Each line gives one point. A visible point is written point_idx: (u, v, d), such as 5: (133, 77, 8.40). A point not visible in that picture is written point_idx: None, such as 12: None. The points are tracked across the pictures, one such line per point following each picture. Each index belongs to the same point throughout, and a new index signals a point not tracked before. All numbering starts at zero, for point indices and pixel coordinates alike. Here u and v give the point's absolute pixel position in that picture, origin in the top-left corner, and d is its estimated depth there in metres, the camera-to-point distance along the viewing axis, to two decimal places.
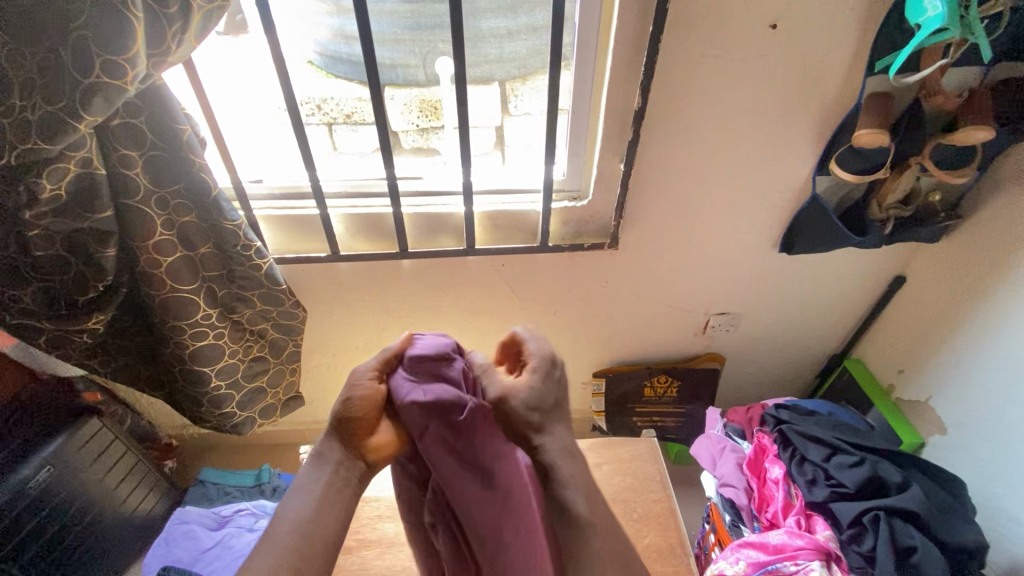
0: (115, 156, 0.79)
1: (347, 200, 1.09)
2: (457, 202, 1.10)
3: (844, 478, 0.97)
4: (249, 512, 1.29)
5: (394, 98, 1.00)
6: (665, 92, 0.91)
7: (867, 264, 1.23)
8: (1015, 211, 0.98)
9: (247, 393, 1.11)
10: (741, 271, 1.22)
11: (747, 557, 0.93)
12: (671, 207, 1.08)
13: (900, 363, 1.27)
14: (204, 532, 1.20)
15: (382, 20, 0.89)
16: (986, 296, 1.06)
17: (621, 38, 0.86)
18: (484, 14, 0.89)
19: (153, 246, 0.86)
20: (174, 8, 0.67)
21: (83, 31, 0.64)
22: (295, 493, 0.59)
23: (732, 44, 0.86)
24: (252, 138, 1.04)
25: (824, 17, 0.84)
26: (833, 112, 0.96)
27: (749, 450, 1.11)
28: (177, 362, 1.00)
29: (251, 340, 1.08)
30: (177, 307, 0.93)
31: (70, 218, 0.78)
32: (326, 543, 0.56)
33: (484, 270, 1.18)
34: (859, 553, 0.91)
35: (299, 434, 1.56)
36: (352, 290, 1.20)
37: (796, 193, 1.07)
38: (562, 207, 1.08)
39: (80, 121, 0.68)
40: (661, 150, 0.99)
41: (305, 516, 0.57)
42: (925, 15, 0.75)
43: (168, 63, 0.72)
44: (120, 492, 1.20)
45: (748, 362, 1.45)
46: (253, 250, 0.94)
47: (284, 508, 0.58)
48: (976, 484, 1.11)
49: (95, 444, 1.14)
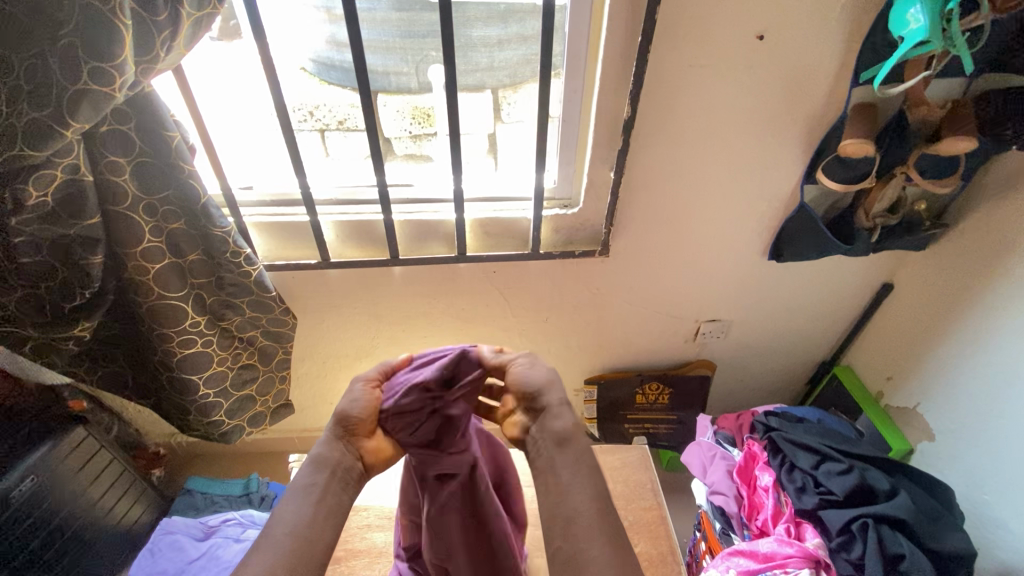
0: (103, 163, 0.78)
1: (338, 207, 1.08)
2: (448, 209, 1.10)
3: (832, 485, 0.97)
4: (236, 521, 1.25)
5: (386, 105, 0.99)
6: (655, 102, 0.92)
7: (855, 272, 1.24)
8: (999, 221, 1.00)
9: (236, 401, 1.10)
10: (731, 278, 1.23)
11: (737, 566, 0.93)
12: (661, 216, 1.09)
13: (888, 370, 1.28)
14: (190, 542, 1.18)
15: (374, 28, 0.90)
16: (972, 304, 1.07)
17: (610, 49, 0.87)
18: (475, 22, 0.90)
19: (141, 253, 0.86)
20: (163, 15, 0.67)
21: (71, 37, 0.63)
22: (293, 494, 0.63)
23: (720, 55, 0.87)
24: (243, 144, 1.03)
25: (810, 28, 0.85)
26: (820, 122, 0.97)
27: (740, 458, 1.12)
28: (164, 370, 1.00)
29: (240, 347, 1.07)
30: (163, 314, 0.92)
31: (56, 224, 0.78)
32: (325, 544, 0.61)
33: (475, 277, 1.17)
34: (847, 561, 0.90)
35: (289, 442, 1.54)
36: (343, 297, 1.19)
37: (784, 202, 1.08)
38: (553, 214, 1.09)
39: (67, 128, 0.68)
40: (651, 158, 0.99)
41: (298, 516, 0.61)
42: (907, 28, 0.77)
43: (157, 70, 0.71)
44: (105, 503, 1.18)
45: (739, 369, 1.45)
46: (242, 258, 0.94)
47: (283, 508, 0.62)
48: (964, 491, 1.12)
49: (82, 454, 1.11)
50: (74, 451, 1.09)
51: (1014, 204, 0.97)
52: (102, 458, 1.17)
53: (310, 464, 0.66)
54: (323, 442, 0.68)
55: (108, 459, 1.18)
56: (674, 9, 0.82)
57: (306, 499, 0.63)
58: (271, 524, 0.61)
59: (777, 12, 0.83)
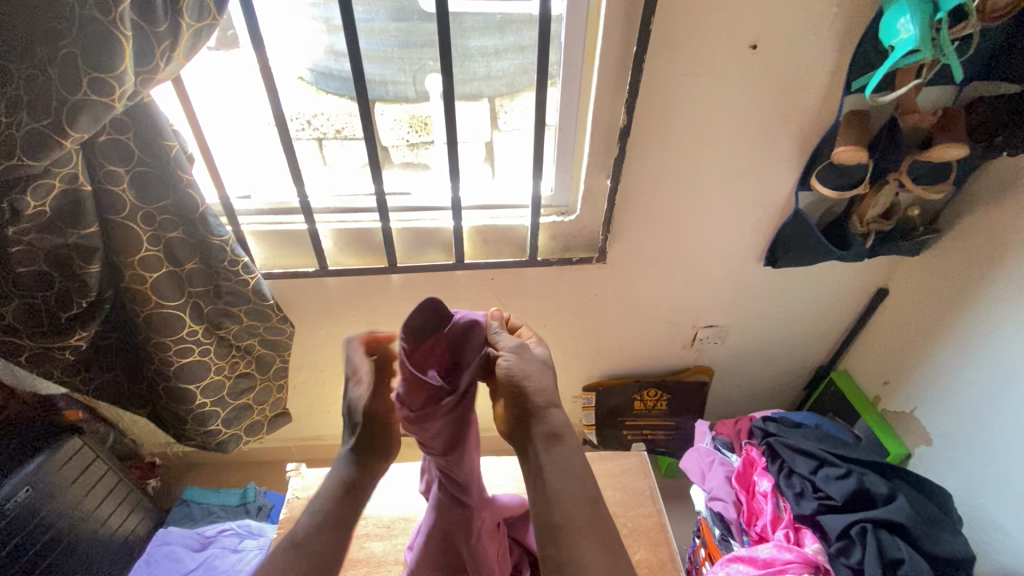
0: (101, 172, 0.79)
1: (337, 215, 1.09)
2: (446, 217, 1.10)
3: (831, 491, 0.97)
4: (233, 532, 1.25)
5: (383, 114, 1.00)
6: (649, 110, 0.92)
7: (851, 278, 1.25)
8: (990, 225, 1.01)
9: (233, 411, 1.10)
10: (728, 284, 1.23)
11: (737, 572, 0.92)
12: (657, 223, 1.09)
13: (885, 375, 1.29)
14: (186, 553, 1.17)
15: (371, 39, 0.91)
16: (966, 308, 1.08)
17: (605, 58, 0.87)
18: (472, 32, 0.91)
19: (139, 261, 0.86)
20: (163, 26, 0.67)
21: (71, 48, 0.64)
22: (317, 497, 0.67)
23: (715, 64, 0.88)
24: (242, 154, 1.04)
25: (803, 36, 0.87)
26: (813, 129, 0.98)
27: (738, 463, 1.10)
28: (161, 379, 0.99)
29: (238, 356, 1.06)
30: (161, 324, 0.92)
31: (53, 234, 0.78)
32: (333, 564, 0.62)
33: (474, 282, 1.17)
34: (848, 566, 0.91)
35: (287, 451, 1.53)
36: (340, 304, 1.19)
37: (779, 208, 1.09)
38: (549, 222, 1.09)
39: (65, 138, 0.68)
40: (646, 168, 1.00)
41: (319, 525, 0.64)
42: (898, 37, 0.78)
43: (157, 80, 0.72)
44: (99, 514, 1.17)
45: (736, 374, 1.46)
46: (240, 266, 0.94)
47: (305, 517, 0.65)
48: (962, 495, 1.12)
49: (77, 464, 1.11)
50: (69, 462, 1.09)
51: (1006, 209, 0.98)
52: (98, 468, 1.17)
53: (334, 477, 0.68)
54: (342, 460, 0.68)
55: (104, 469, 1.18)
56: (668, 19, 0.83)
57: (323, 522, 0.64)
58: (290, 541, 0.63)
59: (769, 22, 0.85)
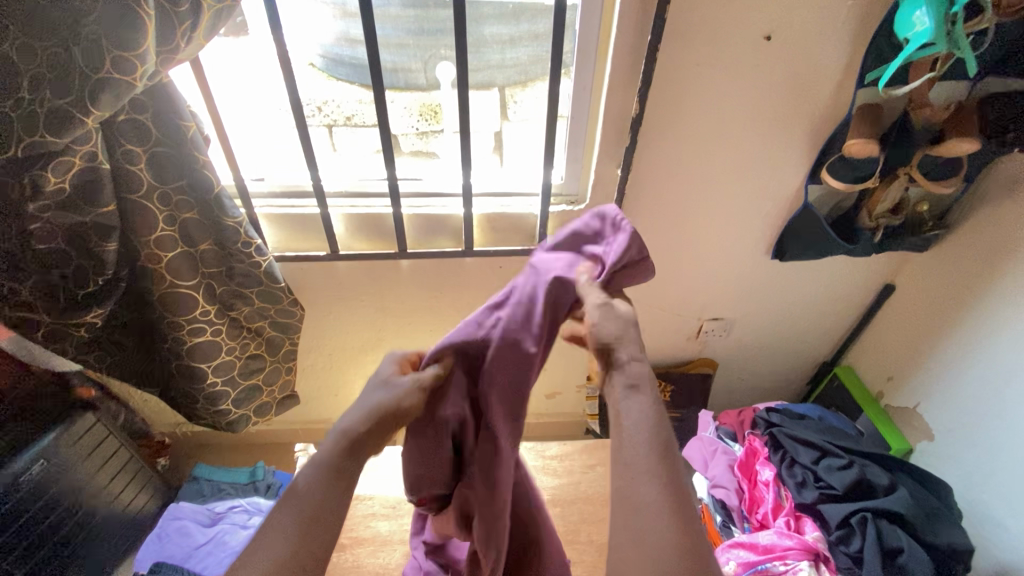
0: (120, 151, 0.80)
1: (347, 199, 1.10)
2: (457, 204, 1.11)
3: (832, 480, 0.99)
4: (242, 509, 1.27)
5: (394, 101, 1.01)
6: (662, 100, 0.93)
7: (858, 273, 1.25)
8: (998, 222, 1.02)
9: (244, 391, 1.11)
10: (737, 277, 1.24)
11: (737, 557, 0.94)
12: (667, 214, 1.10)
13: (889, 370, 1.30)
14: (197, 528, 1.20)
15: (386, 24, 0.91)
16: (975, 303, 1.08)
17: (619, 47, 0.88)
18: (486, 20, 0.92)
19: (154, 241, 0.87)
20: (184, 6, 0.68)
21: (95, 27, 0.65)
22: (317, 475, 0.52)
23: (728, 55, 0.89)
24: (256, 138, 1.05)
25: (817, 28, 0.87)
26: (824, 123, 0.98)
27: (741, 452, 1.12)
28: (174, 358, 1.01)
29: (249, 337, 1.08)
30: (175, 304, 0.94)
31: (72, 212, 0.79)
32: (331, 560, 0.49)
33: (483, 270, 1.18)
34: (847, 553, 0.92)
35: (294, 433, 1.55)
36: (350, 289, 1.21)
37: (789, 201, 1.10)
38: (560, 211, 1.10)
39: (88, 115, 0.69)
40: (658, 157, 1.01)
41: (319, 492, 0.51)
42: (914, 30, 0.78)
43: (176, 60, 0.72)
44: (110, 490, 1.20)
45: (741, 367, 1.46)
46: (252, 248, 0.95)
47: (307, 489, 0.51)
48: (963, 490, 1.13)
49: (89, 440, 1.13)
50: (82, 438, 1.11)
51: (1016, 206, 0.98)
52: (110, 445, 1.18)
53: (332, 435, 0.54)
54: (348, 416, 0.55)
55: (116, 446, 1.20)
56: (684, 9, 0.83)
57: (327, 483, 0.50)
58: (287, 491, 0.50)
59: (784, 13, 0.85)
